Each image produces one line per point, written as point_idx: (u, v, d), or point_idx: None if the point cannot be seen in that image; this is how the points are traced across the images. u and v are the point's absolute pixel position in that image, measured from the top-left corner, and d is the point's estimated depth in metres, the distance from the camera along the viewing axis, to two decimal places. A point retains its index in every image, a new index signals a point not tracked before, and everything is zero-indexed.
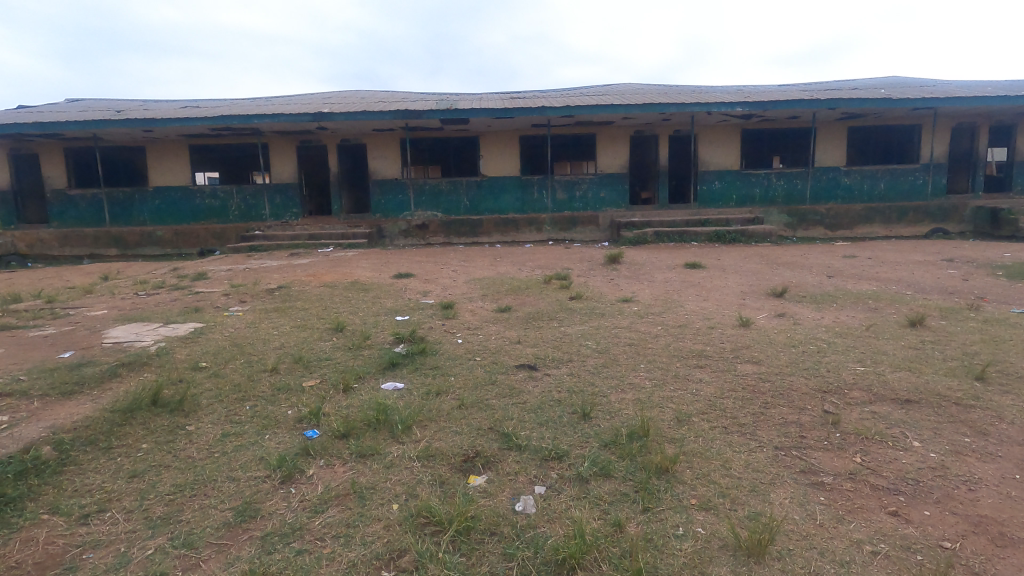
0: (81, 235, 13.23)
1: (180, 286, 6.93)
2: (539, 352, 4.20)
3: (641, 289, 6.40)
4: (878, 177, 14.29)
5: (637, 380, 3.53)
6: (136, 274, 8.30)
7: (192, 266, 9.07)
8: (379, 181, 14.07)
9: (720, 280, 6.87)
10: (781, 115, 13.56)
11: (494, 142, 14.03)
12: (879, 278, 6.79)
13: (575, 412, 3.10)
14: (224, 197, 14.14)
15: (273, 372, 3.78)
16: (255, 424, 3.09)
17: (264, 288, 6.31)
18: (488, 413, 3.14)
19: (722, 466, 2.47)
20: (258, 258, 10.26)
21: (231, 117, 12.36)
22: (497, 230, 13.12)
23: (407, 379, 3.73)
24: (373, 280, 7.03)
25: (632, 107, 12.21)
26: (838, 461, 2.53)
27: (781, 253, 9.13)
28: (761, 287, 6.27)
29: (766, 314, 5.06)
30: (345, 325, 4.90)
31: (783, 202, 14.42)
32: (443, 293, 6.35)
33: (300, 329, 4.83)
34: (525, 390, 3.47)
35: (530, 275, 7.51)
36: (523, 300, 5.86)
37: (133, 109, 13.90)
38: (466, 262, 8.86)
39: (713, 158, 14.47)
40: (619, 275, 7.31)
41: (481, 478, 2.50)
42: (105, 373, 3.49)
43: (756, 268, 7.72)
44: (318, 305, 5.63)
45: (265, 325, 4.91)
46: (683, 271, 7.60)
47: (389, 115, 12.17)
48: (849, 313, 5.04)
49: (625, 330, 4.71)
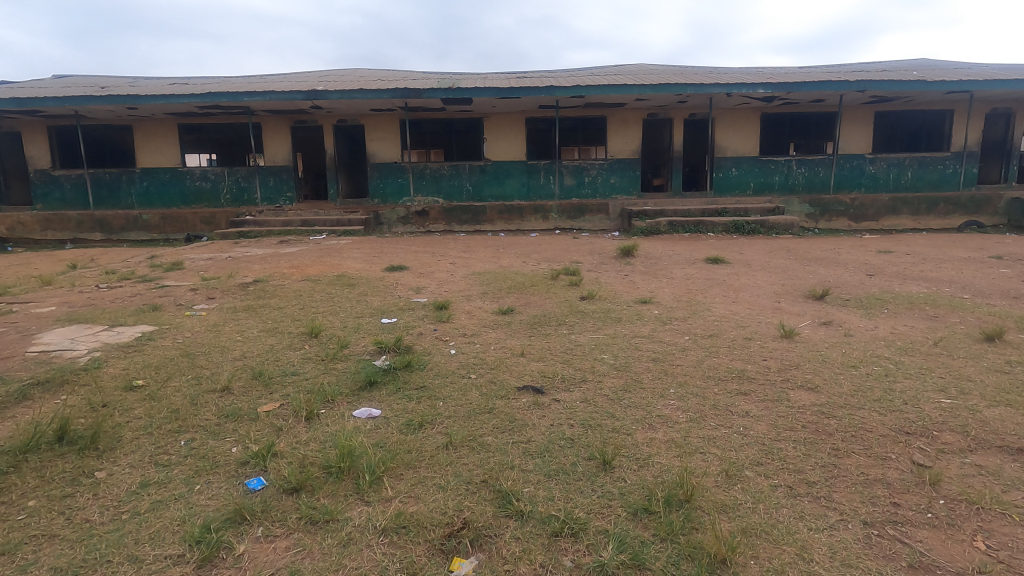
0: (64, 218, 12.60)
1: (147, 278, 6.26)
2: (546, 368, 3.52)
3: (660, 288, 5.70)
4: (906, 165, 13.49)
5: (667, 412, 2.85)
6: (109, 262, 7.67)
7: (169, 253, 8.41)
8: (377, 165, 13.35)
9: (748, 278, 6.16)
10: (806, 97, 12.67)
11: (498, 124, 13.26)
12: (928, 279, 6.05)
13: (592, 458, 2.44)
14: (215, 180, 13.48)
15: (224, 392, 3.13)
16: (187, 469, 2.43)
17: (237, 282, 5.64)
18: (484, 458, 2.48)
19: (800, 558, 1.81)
20: (245, 245, 9.59)
21: (220, 94, 11.62)
22: (501, 218, 12.45)
23: (384, 405, 3.06)
24: (362, 273, 6.35)
25: (646, 88, 11.40)
26: (957, 550, 1.86)
27: (809, 247, 8.42)
28: (797, 288, 5.55)
29: (809, 322, 4.37)
30: (320, 329, 4.23)
31: (803, 190, 13.64)
32: (438, 289, 5.66)
33: (268, 334, 4.15)
34: (529, 423, 2.80)
35: (535, 269, 6.84)
36: (527, 300, 5.18)
37: (118, 85, 13.16)
38: (466, 253, 8.19)
39: (730, 144, 13.68)
40: (635, 271, 6.62)
41: (468, 563, 1.85)
42: (11, 396, 2.83)
43: (785, 264, 6.99)
44: (294, 304, 4.96)
45: (229, 328, 4.25)
46: (704, 267, 6.89)
47: (387, 94, 11.41)
48: (908, 322, 4.33)
49: (647, 341, 4.00)
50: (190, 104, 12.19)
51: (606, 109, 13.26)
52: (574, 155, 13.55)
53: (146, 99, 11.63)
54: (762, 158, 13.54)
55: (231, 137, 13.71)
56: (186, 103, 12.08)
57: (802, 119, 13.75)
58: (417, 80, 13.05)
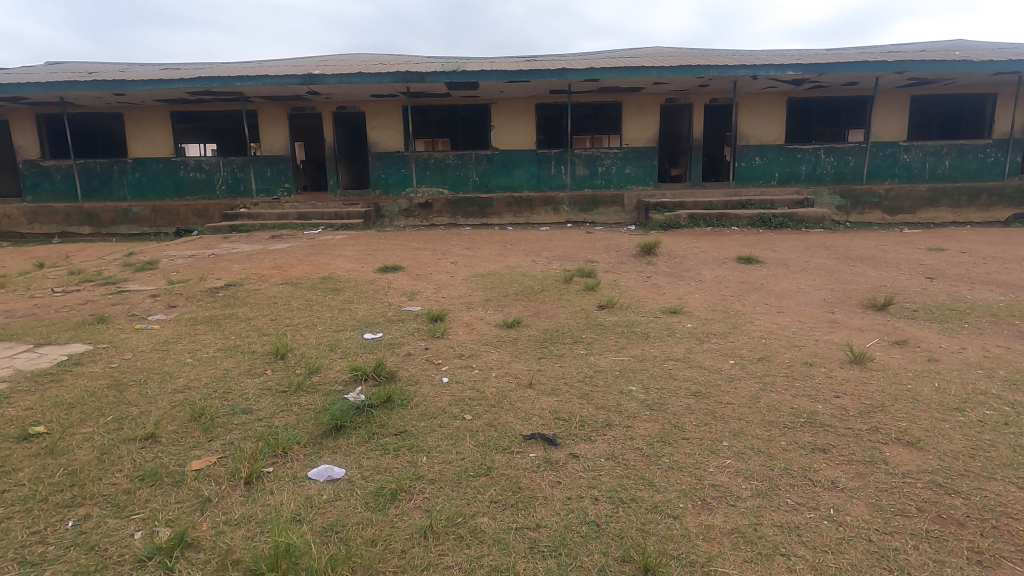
0: (51, 211, 12.03)
1: (112, 279, 5.62)
2: (560, 407, 2.79)
3: (689, 295, 4.96)
4: (943, 153, 12.54)
5: (726, 482, 2.12)
6: (82, 261, 7.05)
7: (150, 250, 7.80)
8: (378, 154, 12.62)
9: (789, 282, 5.40)
10: (838, 80, 11.73)
11: (506, 110, 12.46)
12: (998, 282, 5.26)
13: (628, 561, 1.73)
14: (210, 170, 12.85)
15: (148, 442, 2.44)
16: (63, 571, 1.75)
17: (206, 285, 4.96)
18: (476, 560, 1.77)
19: None
20: (233, 241, 8.93)
21: (211, 79, 10.93)
22: (509, 211, 11.71)
23: (352, 463, 2.35)
24: (351, 275, 5.67)
25: (665, 70, 10.55)
26: None
27: (850, 244, 7.61)
28: (851, 295, 4.78)
29: (879, 342, 3.61)
30: (288, 349, 3.54)
31: (832, 181, 12.74)
32: (434, 295, 4.96)
33: (226, 355, 3.47)
34: (539, 496, 2.09)
35: (546, 269, 6.13)
36: (536, 309, 4.45)
37: (107, 71, 12.51)
38: (470, 250, 7.48)
39: (754, 132, 12.80)
40: (657, 272, 5.87)
41: None
42: None
43: (828, 264, 6.20)
44: (265, 314, 4.28)
45: (182, 346, 3.58)
46: (737, 268, 6.11)
47: (387, 78, 10.64)
48: (1002, 342, 3.55)
49: (683, 367, 3.27)
50: (180, 90, 11.52)
51: (621, 94, 12.42)
52: (585, 144, 12.68)
53: (133, 85, 10.98)
54: (788, 147, 12.67)
55: (226, 126, 13.03)
56: (176, 89, 11.41)
57: (832, 104, 12.76)
58: (420, 64, 12.28)
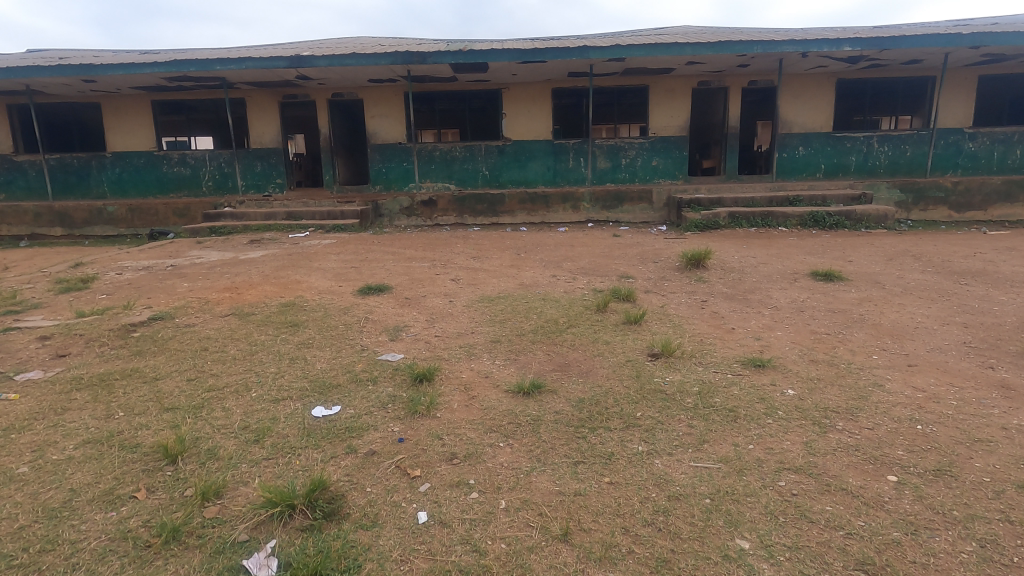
0: (21, 211, 11.00)
1: (22, 305, 4.45)
2: None
3: (768, 333, 3.65)
4: (1015, 141, 10.95)
5: None
6: (14, 275, 5.93)
7: (103, 260, 6.68)
8: (377, 145, 11.37)
9: (896, 310, 4.07)
10: (901, 57, 10.18)
11: (519, 96, 11.12)
12: None
13: None
14: (195, 165, 11.69)
15: None
16: None
17: (123, 320, 3.74)
18: None
19: None
20: (206, 246, 7.78)
21: (188, 63, 9.73)
22: (522, 208, 10.45)
23: None
24: (323, 299, 4.44)
25: (704, 48, 9.14)
26: None
27: (943, 251, 6.22)
28: (1003, 337, 3.44)
29: None
30: (189, 443, 2.31)
31: (886, 173, 11.24)
32: (428, 331, 3.72)
33: (87, 455, 2.23)
34: None
35: (570, 289, 4.85)
36: (563, 361, 3.17)
37: (79, 56, 11.35)
38: (477, 260, 6.25)
39: (797, 118, 11.33)
40: (716, 294, 4.58)
41: None
42: None
43: (933, 282, 4.85)
44: (184, 369, 3.05)
45: (27, 438, 2.35)
46: (816, 287, 4.78)
47: (384, 59, 9.34)
48: None
49: (816, 490, 1.98)
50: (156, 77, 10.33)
51: (649, 77, 11.00)
52: (603, 134, 11.36)
53: (102, 71, 9.81)
54: (837, 134, 11.17)
55: (211, 117, 11.85)
56: (151, 76, 10.24)
57: (888, 86, 11.21)
58: (424, 45, 10.95)
